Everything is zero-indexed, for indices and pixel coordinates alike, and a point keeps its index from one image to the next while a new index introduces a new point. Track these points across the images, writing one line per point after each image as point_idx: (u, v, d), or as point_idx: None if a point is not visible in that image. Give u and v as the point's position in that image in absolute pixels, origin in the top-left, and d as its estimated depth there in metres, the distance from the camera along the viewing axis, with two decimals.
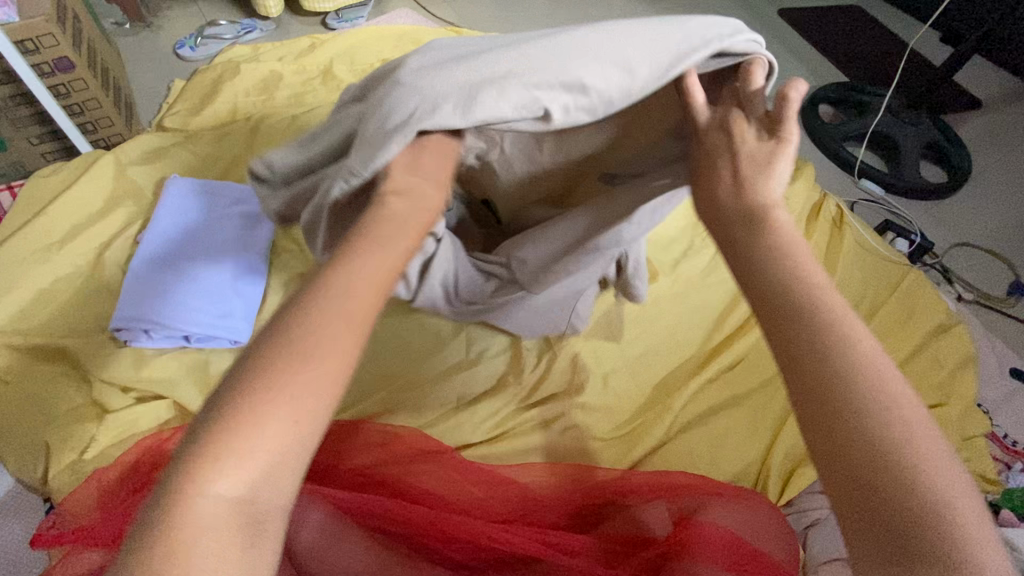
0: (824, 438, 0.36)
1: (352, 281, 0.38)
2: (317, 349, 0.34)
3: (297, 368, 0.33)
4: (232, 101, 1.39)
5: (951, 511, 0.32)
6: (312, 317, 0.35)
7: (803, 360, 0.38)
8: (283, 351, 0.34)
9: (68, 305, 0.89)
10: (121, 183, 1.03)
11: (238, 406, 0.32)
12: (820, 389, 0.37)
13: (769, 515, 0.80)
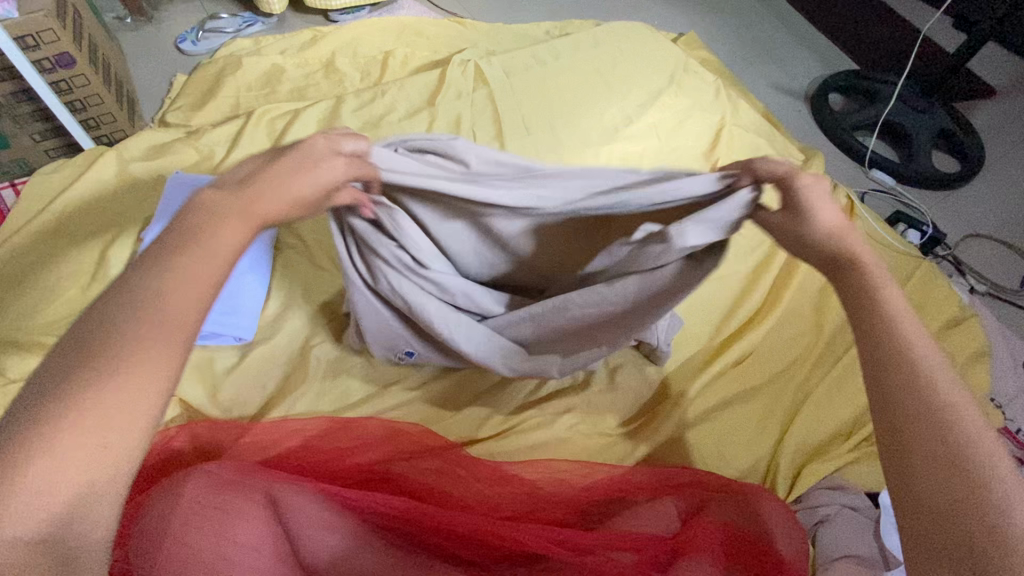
0: (894, 458, 0.41)
1: (158, 307, 0.38)
2: (120, 373, 0.35)
3: (95, 394, 0.34)
4: (234, 95, 1.38)
5: (1014, 533, 0.35)
6: (117, 341, 0.36)
7: (881, 387, 0.43)
8: (80, 379, 0.35)
9: (73, 303, 0.89)
10: (123, 179, 1.03)
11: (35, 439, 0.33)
12: (895, 415, 0.41)
13: (778, 511, 0.79)
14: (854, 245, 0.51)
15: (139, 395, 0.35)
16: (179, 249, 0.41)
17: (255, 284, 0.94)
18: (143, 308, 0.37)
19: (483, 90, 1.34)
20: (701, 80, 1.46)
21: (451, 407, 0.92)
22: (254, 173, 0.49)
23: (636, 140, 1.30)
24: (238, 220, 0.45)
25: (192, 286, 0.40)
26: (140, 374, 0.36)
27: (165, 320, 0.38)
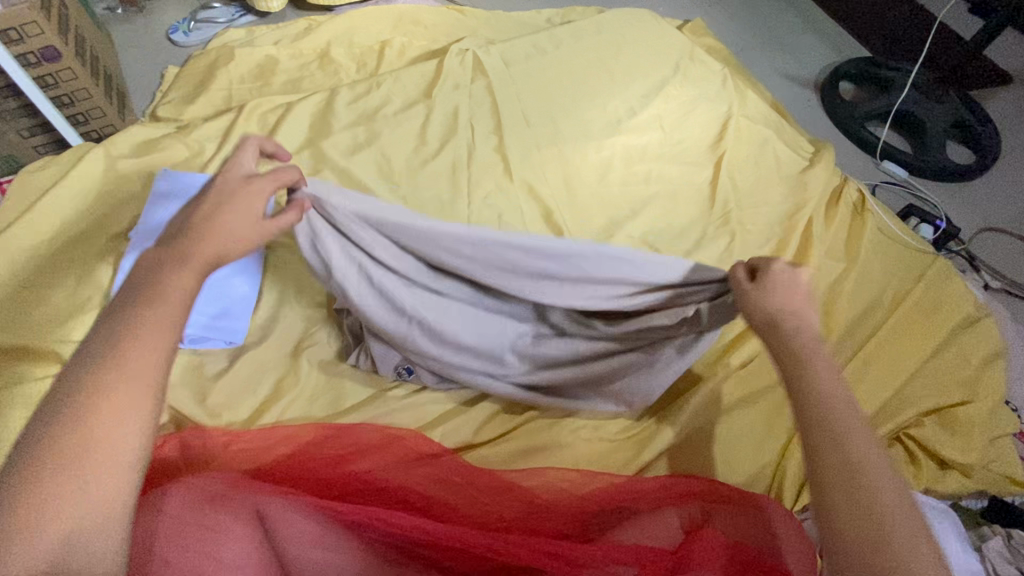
0: (835, 505, 0.54)
1: (124, 362, 0.45)
2: (118, 415, 0.43)
3: (98, 434, 0.42)
4: (227, 88, 1.35)
5: (901, 549, 0.50)
6: (113, 388, 0.44)
7: (825, 452, 0.56)
8: (87, 421, 0.42)
9: (60, 307, 0.86)
10: (111, 176, 1.00)
11: (53, 472, 0.40)
12: (830, 469, 0.55)
13: (781, 523, 0.76)
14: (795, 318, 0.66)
15: (121, 439, 0.43)
16: (160, 302, 0.49)
17: (249, 287, 0.93)
18: (116, 365, 0.45)
19: (482, 81, 1.30)
20: (708, 70, 1.41)
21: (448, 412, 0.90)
22: (197, 221, 0.56)
23: (640, 133, 1.26)
24: (183, 272, 0.51)
25: (155, 340, 0.47)
26: (118, 420, 0.43)
27: (136, 374, 0.45)
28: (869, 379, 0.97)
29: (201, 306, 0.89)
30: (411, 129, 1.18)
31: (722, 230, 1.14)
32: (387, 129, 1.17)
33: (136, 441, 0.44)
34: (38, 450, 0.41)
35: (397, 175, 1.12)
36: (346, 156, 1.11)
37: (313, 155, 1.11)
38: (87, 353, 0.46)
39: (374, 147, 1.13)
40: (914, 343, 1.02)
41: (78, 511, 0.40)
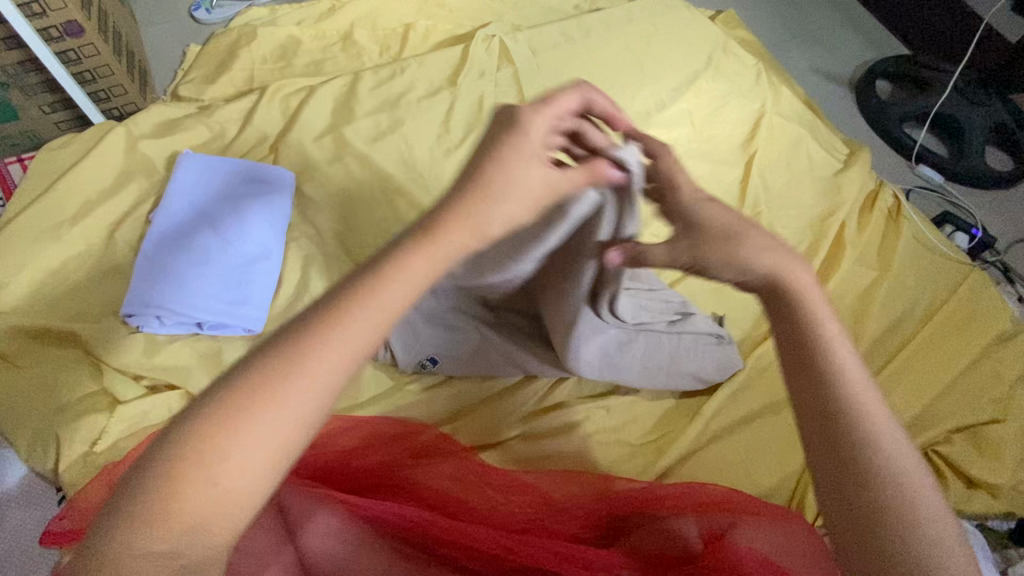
0: (831, 474, 0.51)
1: (310, 351, 0.40)
2: (277, 395, 0.39)
3: (253, 416, 0.39)
4: (249, 68, 1.32)
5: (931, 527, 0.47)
6: (276, 365, 0.40)
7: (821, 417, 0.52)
8: (251, 396, 0.39)
9: (81, 288, 0.86)
10: (133, 157, 0.99)
11: (205, 438, 0.38)
12: (835, 442, 0.51)
13: (807, 535, 0.74)
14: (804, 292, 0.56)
15: (283, 438, 0.39)
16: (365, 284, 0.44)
17: (266, 271, 0.90)
18: (296, 360, 0.40)
19: (508, 69, 1.26)
20: (741, 64, 1.37)
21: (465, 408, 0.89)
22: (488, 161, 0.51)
23: (668, 128, 1.22)
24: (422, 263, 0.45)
25: (338, 352, 0.41)
26: (276, 417, 0.39)
27: (316, 382, 0.40)
28: (899, 393, 0.94)
29: (216, 290, 0.86)
30: (435, 115, 1.15)
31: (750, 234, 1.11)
32: (411, 115, 1.14)
33: (300, 438, 0.40)
34: (196, 431, 0.38)
35: (419, 162, 1.08)
36: (370, 142, 1.09)
37: (336, 140, 1.08)
38: (280, 346, 0.41)
39: (397, 133, 1.10)
40: (947, 358, 0.99)
41: (209, 512, 0.37)
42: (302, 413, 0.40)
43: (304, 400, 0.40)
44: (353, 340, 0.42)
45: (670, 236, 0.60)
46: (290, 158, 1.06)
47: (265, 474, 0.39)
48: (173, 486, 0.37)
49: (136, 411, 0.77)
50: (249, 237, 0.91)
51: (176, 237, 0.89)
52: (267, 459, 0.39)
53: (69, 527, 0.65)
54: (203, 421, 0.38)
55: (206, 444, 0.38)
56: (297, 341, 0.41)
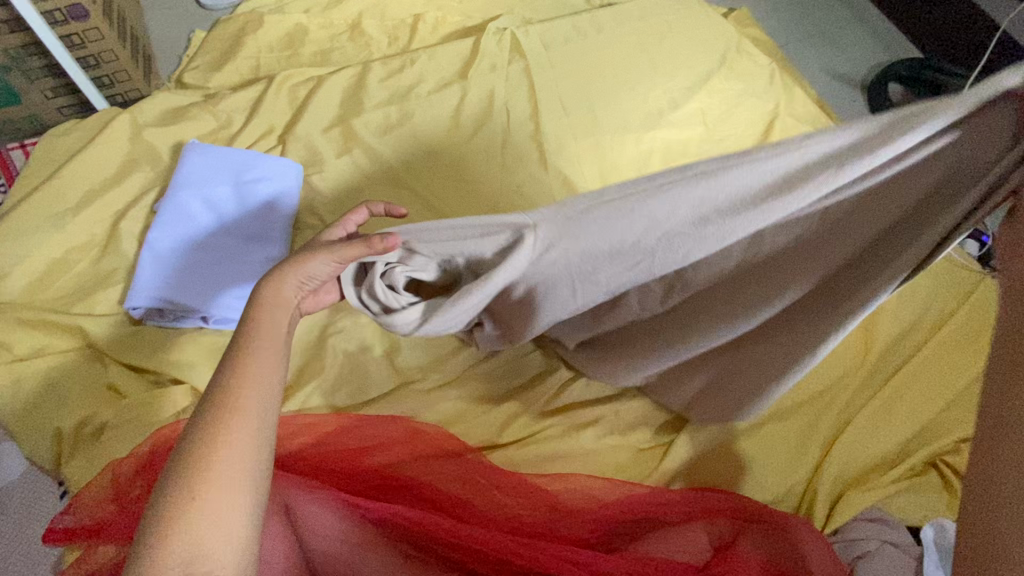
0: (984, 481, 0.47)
1: (241, 391, 0.50)
2: (232, 436, 0.48)
3: (221, 452, 0.47)
4: (255, 57, 1.30)
5: None
6: (224, 415, 0.49)
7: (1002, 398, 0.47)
8: (210, 440, 0.48)
9: (85, 278, 0.85)
10: (137, 145, 0.97)
11: (187, 478, 0.46)
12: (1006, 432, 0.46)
13: (818, 548, 0.73)
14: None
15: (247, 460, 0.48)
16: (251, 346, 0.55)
17: (273, 264, 0.88)
18: (234, 401, 0.50)
19: (519, 62, 1.24)
20: (755, 64, 1.35)
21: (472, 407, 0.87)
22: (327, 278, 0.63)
23: (681, 128, 1.21)
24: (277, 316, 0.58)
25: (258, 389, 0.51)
26: (239, 443, 0.48)
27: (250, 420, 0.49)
28: (907, 401, 0.94)
29: (223, 283, 0.85)
30: (445, 111, 1.14)
31: None
32: (420, 109, 1.12)
33: (254, 460, 0.48)
34: (181, 474, 0.46)
35: (429, 157, 1.07)
36: (379, 135, 1.07)
37: (344, 133, 1.07)
38: (210, 394, 0.51)
39: (406, 127, 1.09)
40: (958, 367, 0.98)
41: (210, 532, 0.45)
42: (248, 443, 0.48)
43: (247, 429, 0.49)
44: (259, 371, 0.53)
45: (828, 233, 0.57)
46: (297, 149, 1.04)
47: (239, 497, 0.47)
48: (171, 508, 0.45)
49: (139, 406, 0.75)
50: (255, 229, 0.90)
51: (182, 227, 0.88)
52: (237, 477, 0.47)
53: (69, 522, 0.64)
54: (176, 479, 0.46)
55: (192, 477, 0.46)
56: (219, 398, 0.49)
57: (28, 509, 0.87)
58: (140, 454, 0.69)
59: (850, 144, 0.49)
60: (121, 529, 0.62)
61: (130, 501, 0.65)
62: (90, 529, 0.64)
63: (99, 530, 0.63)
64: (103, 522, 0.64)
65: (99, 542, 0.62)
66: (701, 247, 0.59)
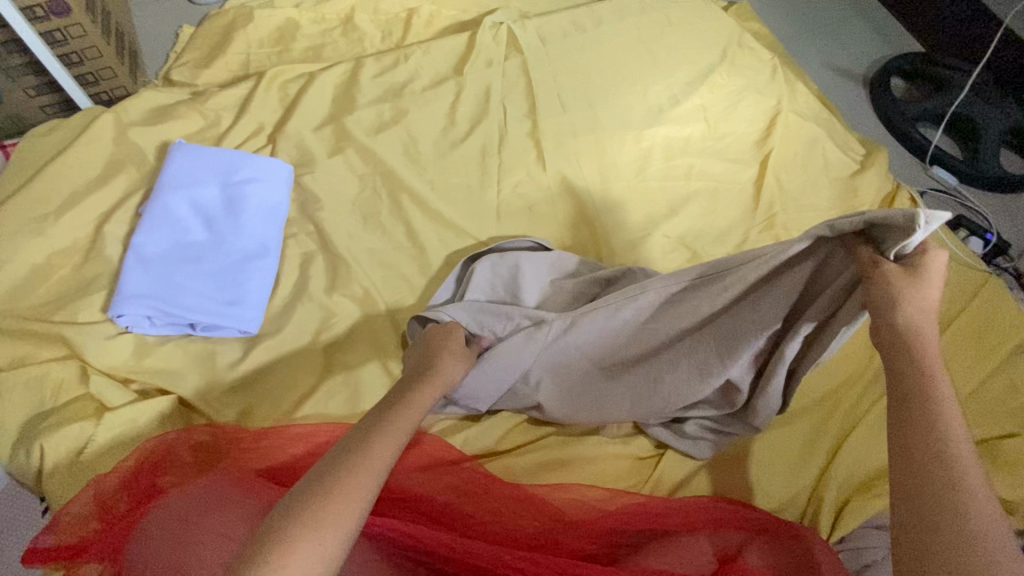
0: (911, 505, 0.45)
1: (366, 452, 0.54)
2: (345, 482, 0.51)
3: (332, 496, 0.49)
4: (245, 52, 1.27)
5: (977, 551, 0.41)
6: (345, 466, 0.52)
7: (907, 425, 0.48)
8: (324, 481, 0.51)
9: (67, 285, 0.82)
10: (122, 145, 0.94)
11: (295, 514, 0.48)
12: (926, 464, 0.45)
13: (825, 556, 0.71)
14: (919, 321, 0.53)
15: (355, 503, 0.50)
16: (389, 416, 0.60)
17: (264, 269, 0.86)
18: (357, 456, 0.54)
19: (516, 58, 1.21)
20: (756, 59, 1.32)
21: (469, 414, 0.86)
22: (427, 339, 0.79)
23: (681, 124, 1.18)
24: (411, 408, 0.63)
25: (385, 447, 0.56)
26: (353, 493, 0.50)
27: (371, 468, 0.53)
28: None
29: (212, 289, 0.82)
30: (440, 108, 1.11)
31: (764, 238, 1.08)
32: (414, 107, 1.09)
33: (361, 507, 0.50)
34: (290, 510, 0.48)
35: (424, 156, 1.04)
36: (371, 134, 1.04)
37: (336, 131, 1.04)
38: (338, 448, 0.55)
39: (400, 126, 1.06)
40: (965, 369, 0.96)
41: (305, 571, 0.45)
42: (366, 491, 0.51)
43: (358, 487, 0.51)
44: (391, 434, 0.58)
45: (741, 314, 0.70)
46: (287, 148, 1.01)
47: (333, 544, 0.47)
48: (278, 543, 0.46)
49: (126, 418, 0.73)
50: (245, 232, 0.87)
51: (170, 231, 0.85)
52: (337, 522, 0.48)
53: (49, 542, 0.62)
54: (289, 509, 0.49)
55: (299, 514, 0.48)
56: (350, 448, 0.54)
57: (12, 523, 0.85)
58: (126, 467, 0.68)
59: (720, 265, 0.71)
60: (109, 545, 0.61)
61: (116, 516, 0.64)
62: (73, 546, 0.61)
63: (84, 547, 0.61)
64: (87, 539, 0.62)
65: (84, 561, 0.61)
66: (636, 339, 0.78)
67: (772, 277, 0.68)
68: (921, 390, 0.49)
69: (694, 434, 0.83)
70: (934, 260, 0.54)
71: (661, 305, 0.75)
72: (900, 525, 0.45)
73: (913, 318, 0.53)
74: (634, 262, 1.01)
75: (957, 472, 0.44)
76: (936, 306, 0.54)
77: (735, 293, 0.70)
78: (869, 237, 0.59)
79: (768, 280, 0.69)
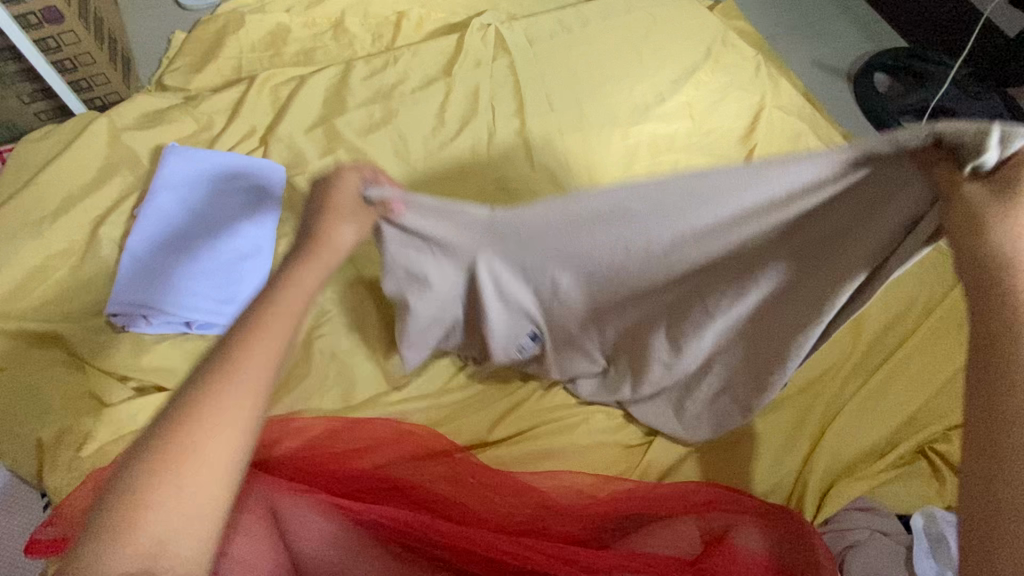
0: (986, 450, 0.34)
1: (232, 372, 0.40)
2: (204, 423, 0.38)
3: (188, 451, 0.37)
4: (237, 57, 1.29)
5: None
6: (196, 412, 0.38)
7: (1000, 355, 0.35)
8: (177, 428, 0.37)
9: (64, 286, 0.83)
10: (116, 149, 0.96)
11: (140, 473, 0.36)
12: (1003, 389, 0.35)
13: (807, 537, 0.74)
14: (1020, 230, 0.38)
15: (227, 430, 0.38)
16: (243, 339, 0.41)
17: (257, 267, 0.87)
18: (220, 380, 0.39)
19: (504, 58, 1.23)
20: (740, 56, 1.35)
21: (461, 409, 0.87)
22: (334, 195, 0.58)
23: (666, 121, 1.21)
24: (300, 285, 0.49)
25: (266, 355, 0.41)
26: (220, 437, 0.38)
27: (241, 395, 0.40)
28: (896, 390, 0.94)
29: (207, 288, 0.84)
30: (430, 109, 1.13)
31: None
32: (404, 108, 1.11)
33: (246, 439, 0.39)
34: (143, 453, 0.37)
35: (414, 156, 1.06)
36: (361, 135, 1.07)
37: (327, 133, 1.06)
38: (178, 400, 0.39)
39: (390, 127, 1.08)
40: (948, 356, 0.98)
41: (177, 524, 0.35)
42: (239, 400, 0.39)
43: (219, 432, 0.38)
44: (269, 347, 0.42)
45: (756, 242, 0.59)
46: (279, 150, 1.02)
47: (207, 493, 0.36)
48: (126, 501, 0.35)
49: (121, 414, 0.74)
50: (238, 232, 0.89)
51: (163, 232, 0.86)
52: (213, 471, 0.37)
53: (53, 535, 0.63)
54: (140, 456, 0.37)
55: (152, 465, 0.36)
56: (207, 374, 0.39)
57: (13, 521, 0.87)
58: None
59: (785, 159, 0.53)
60: None
61: None
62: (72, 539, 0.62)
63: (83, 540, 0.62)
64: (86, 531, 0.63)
65: None
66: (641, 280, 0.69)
67: (817, 204, 0.54)
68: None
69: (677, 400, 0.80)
70: None
71: (686, 236, 0.61)
72: (965, 480, 0.35)
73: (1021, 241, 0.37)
74: None
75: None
76: None
77: (772, 225, 0.57)
78: (948, 152, 0.45)
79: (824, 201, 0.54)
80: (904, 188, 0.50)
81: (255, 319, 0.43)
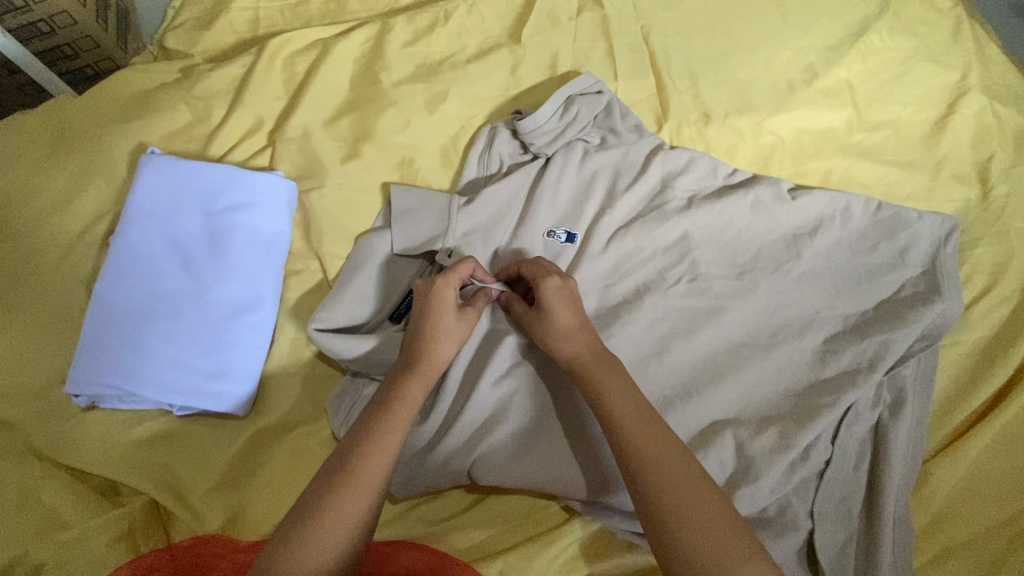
0: (687, 538, 0.47)
1: (395, 409, 0.55)
2: (372, 450, 0.52)
3: (356, 472, 0.50)
4: (253, 5, 0.96)
5: (708, 513, 0.48)
6: (368, 440, 0.52)
7: (642, 457, 0.51)
8: (360, 439, 0.52)
9: (18, 342, 0.66)
10: (89, 151, 0.75)
11: (321, 492, 0.49)
12: (658, 484, 0.49)
13: None
14: (620, 414, 0.54)
15: (361, 510, 0.49)
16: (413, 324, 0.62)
17: (257, 328, 0.68)
18: (378, 426, 0.53)
19: (592, 11, 0.90)
20: (931, 7, 0.94)
21: (501, 534, 0.65)
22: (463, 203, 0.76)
23: (815, 111, 0.86)
24: (447, 288, 0.62)
25: (407, 416, 0.55)
26: (374, 472, 0.51)
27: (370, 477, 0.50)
28: None
29: (194, 358, 0.65)
30: (491, 88, 0.84)
31: (956, 281, 0.74)
32: (456, 92, 0.83)
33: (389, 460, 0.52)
34: (324, 481, 0.50)
35: (464, 161, 0.80)
36: (397, 133, 0.79)
37: (353, 127, 0.79)
38: (351, 435, 0.54)
39: (438, 121, 0.81)
40: None
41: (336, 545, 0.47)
42: (382, 478, 0.51)
43: (382, 447, 0.52)
44: (405, 408, 0.56)
45: (742, 270, 0.76)
46: (290, 153, 0.78)
47: (362, 511, 0.49)
48: (319, 505, 0.48)
49: (82, 540, 0.59)
50: (233, 278, 0.68)
51: (141, 279, 0.67)
52: (371, 484, 0.50)
53: None
54: (328, 476, 0.50)
55: (323, 491, 0.49)
56: (381, 403, 0.56)
57: None
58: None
59: (809, 214, 0.78)
60: None
61: None
62: None
63: None
64: None
65: None
66: (727, 320, 0.73)
67: (834, 238, 0.78)
68: (637, 450, 0.52)
69: (807, 478, 0.67)
70: (921, 222, 0.77)
71: (732, 287, 0.74)
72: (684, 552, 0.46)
73: (618, 415, 0.54)
74: (753, 345, 0.72)
75: (669, 502, 0.48)
76: (656, 417, 0.54)
77: (834, 240, 0.77)
78: (912, 218, 0.78)
79: (819, 226, 0.78)
80: (904, 228, 0.77)
81: (426, 282, 0.63)
